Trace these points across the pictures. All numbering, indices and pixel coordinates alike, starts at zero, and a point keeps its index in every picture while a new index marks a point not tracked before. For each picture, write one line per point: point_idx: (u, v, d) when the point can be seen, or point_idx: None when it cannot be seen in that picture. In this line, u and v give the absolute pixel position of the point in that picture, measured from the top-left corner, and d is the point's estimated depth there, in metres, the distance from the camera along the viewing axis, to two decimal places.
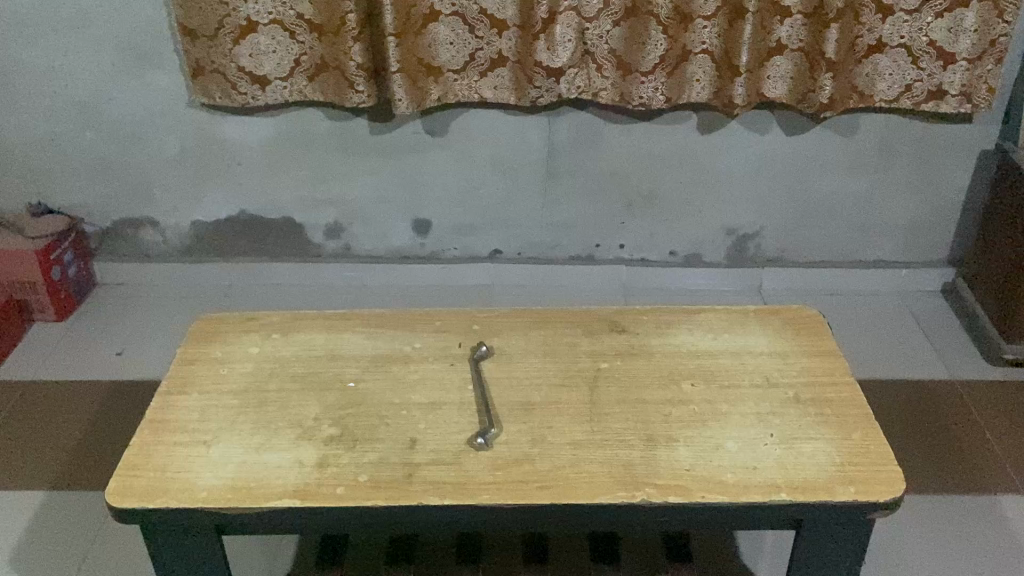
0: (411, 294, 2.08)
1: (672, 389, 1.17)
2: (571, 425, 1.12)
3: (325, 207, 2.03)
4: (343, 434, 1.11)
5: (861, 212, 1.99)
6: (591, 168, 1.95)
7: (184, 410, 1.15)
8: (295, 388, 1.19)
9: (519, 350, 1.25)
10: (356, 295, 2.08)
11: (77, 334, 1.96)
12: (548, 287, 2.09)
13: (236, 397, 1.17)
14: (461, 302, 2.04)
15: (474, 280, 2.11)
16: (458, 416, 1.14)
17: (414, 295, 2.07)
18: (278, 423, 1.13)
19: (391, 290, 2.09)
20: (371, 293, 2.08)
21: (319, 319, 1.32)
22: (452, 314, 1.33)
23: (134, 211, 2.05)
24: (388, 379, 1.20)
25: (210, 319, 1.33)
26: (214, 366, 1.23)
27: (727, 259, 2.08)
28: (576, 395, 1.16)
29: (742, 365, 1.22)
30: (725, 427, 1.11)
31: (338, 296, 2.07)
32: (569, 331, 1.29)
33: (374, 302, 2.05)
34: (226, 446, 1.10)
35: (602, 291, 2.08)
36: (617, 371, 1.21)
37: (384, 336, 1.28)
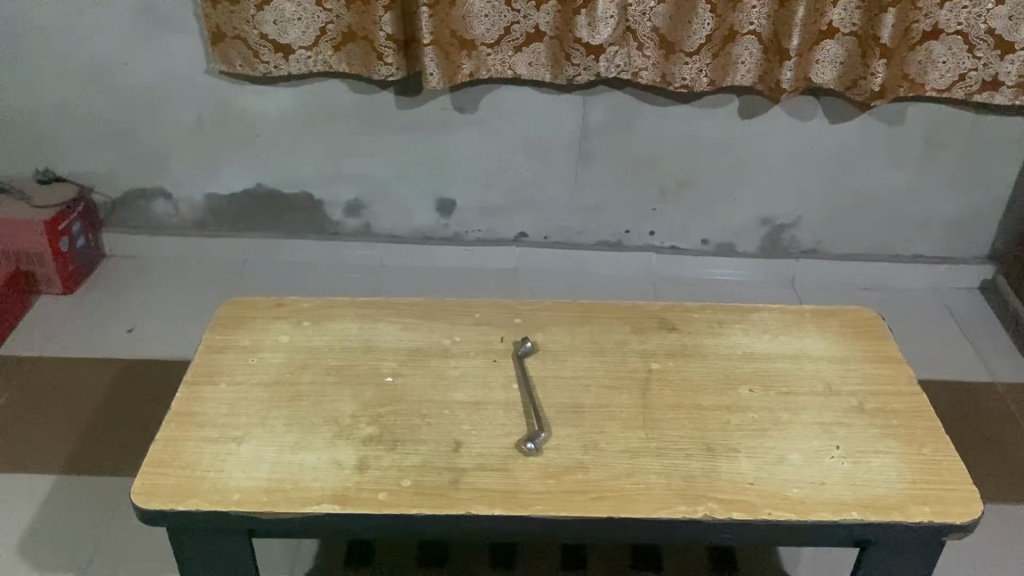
0: (434, 276, 2.01)
1: (730, 395, 1.11)
2: (624, 430, 1.05)
3: (345, 183, 1.96)
4: (383, 434, 1.04)
5: (902, 205, 1.93)
6: (625, 152, 1.88)
7: (212, 402, 1.09)
8: (329, 382, 1.12)
9: (565, 346, 1.18)
10: (376, 275, 2.00)
11: (87, 309, 1.89)
12: (574, 274, 2.02)
13: (267, 390, 1.11)
14: (486, 287, 1.97)
15: (498, 265, 2.04)
16: (504, 418, 1.07)
17: (437, 278, 2.00)
18: (313, 420, 1.06)
19: (412, 272, 2.02)
20: (392, 274, 2.01)
21: (353, 307, 1.25)
22: (491, 304, 1.26)
23: (146, 182, 1.97)
24: (428, 374, 1.13)
25: (237, 304, 1.26)
26: (241, 356, 1.16)
27: (760, 250, 2.01)
28: (628, 398, 1.10)
29: (801, 370, 1.15)
30: (788, 438, 1.05)
31: (358, 277, 2.00)
32: (616, 327, 1.22)
33: (395, 284, 1.98)
34: (258, 444, 1.03)
35: (631, 279, 2.01)
36: (670, 373, 1.14)
37: (421, 327, 1.21)
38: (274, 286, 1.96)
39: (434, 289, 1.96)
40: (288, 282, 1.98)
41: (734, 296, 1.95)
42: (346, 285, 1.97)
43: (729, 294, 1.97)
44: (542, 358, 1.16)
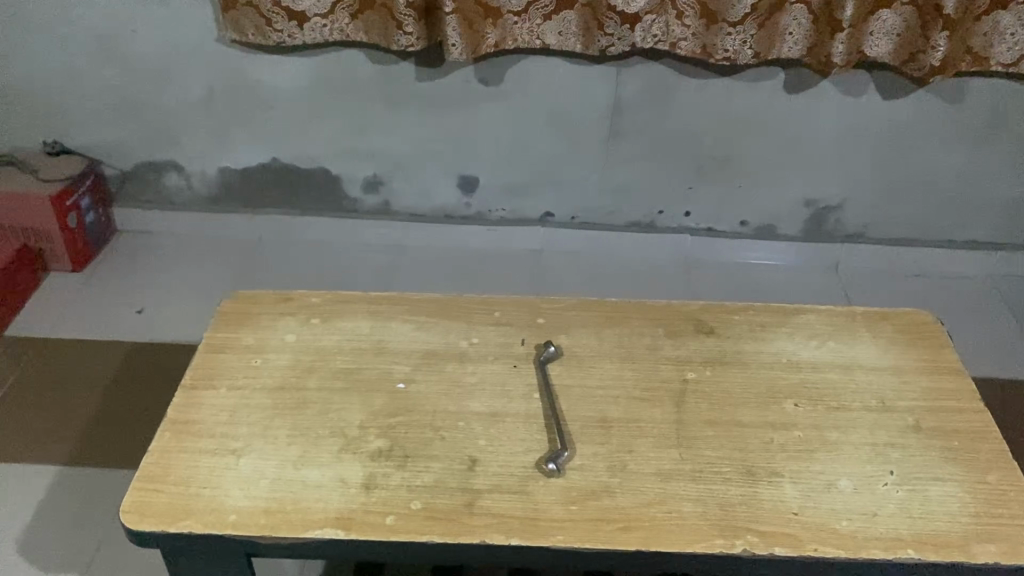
0: (455, 257, 1.92)
1: (773, 411, 1.01)
2: (654, 449, 0.96)
3: (364, 159, 1.86)
4: (392, 449, 0.96)
5: (956, 188, 1.80)
6: (659, 128, 1.76)
7: (211, 409, 1.01)
8: (337, 387, 1.04)
9: (593, 352, 1.09)
10: (394, 256, 1.92)
11: (97, 288, 1.83)
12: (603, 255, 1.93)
13: (270, 396, 1.03)
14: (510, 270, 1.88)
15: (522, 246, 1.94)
16: (524, 432, 0.98)
17: (459, 260, 1.91)
18: (317, 431, 0.98)
19: (433, 252, 1.94)
20: (411, 255, 1.93)
21: (365, 303, 1.17)
22: (513, 301, 1.17)
23: (158, 155, 1.89)
24: (444, 381, 1.05)
25: (242, 297, 1.18)
26: (244, 356, 1.08)
27: (802, 233, 1.90)
28: (661, 413, 1.01)
29: (851, 382, 1.05)
30: (837, 461, 0.95)
31: (377, 257, 1.92)
32: (648, 330, 1.12)
33: (415, 265, 1.89)
34: (258, 458, 0.95)
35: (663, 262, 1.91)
36: (707, 384, 1.05)
37: (437, 327, 1.13)
38: (290, 267, 1.89)
39: (456, 272, 1.88)
40: (304, 262, 1.90)
41: (772, 284, 1.85)
42: (364, 264, 1.90)
43: (766, 280, 1.86)
44: (566, 364, 1.07)
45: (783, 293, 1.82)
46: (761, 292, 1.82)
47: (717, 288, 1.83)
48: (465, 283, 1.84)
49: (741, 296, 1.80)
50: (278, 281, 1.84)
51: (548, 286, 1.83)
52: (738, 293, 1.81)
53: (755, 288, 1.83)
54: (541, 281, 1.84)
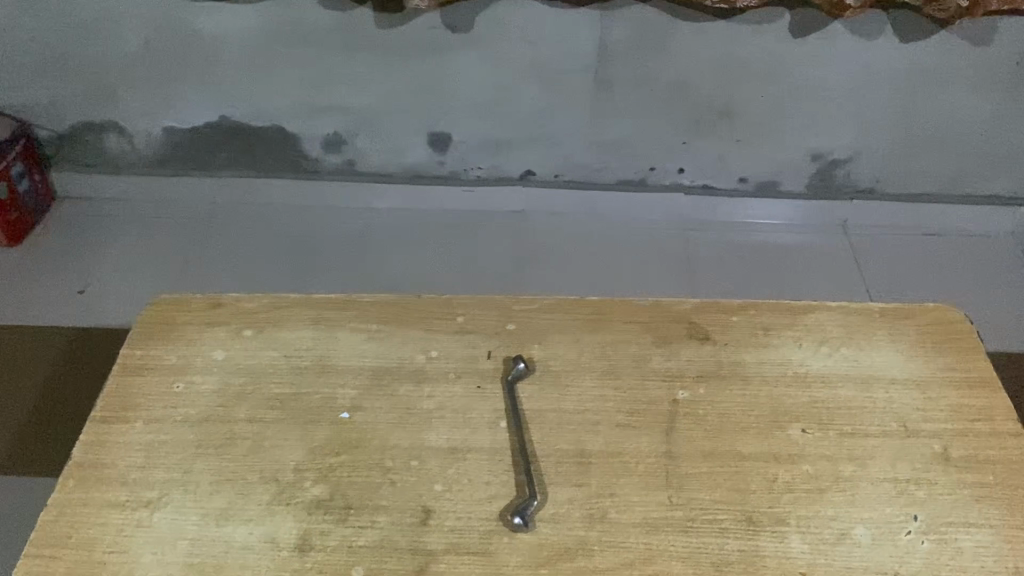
0: (428, 229, 1.75)
1: (779, 440, 0.87)
2: (639, 493, 0.82)
3: (323, 115, 1.68)
4: (333, 498, 0.82)
5: (978, 139, 1.63)
6: (651, 77, 1.57)
7: (125, 448, 0.87)
8: (271, 418, 0.89)
9: (569, 365, 0.94)
10: (360, 229, 1.75)
11: (35, 266, 1.66)
12: (589, 219, 1.77)
13: (193, 430, 0.88)
14: (488, 245, 1.71)
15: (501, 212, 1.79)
16: (488, 473, 0.84)
17: (432, 232, 1.74)
18: (246, 476, 0.84)
19: (404, 223, 1.77)
20: (379, 226, 1.76)
21: (307, 308, 1.01)
22: (478, 302, 1.01)
23: (95, 115, 1.70)
24: (395, 408, 0.90)
25: (166, 304, 1.02)
26: (166, 380, 0.93)
27: (807, 189, 1.73)
28: (648, 444, 0.87)
29: (869, 401, 0.90)
30: (852, 504, 0.81)
31: (341, 235, 1.74)
32: (633, 337, 0.97)
33: (384, 239, 1.73)
34: (176, 512, 0.81)
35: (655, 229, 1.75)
36: (702, 406, 0.90)
37: (389, 337, 0.97)
38: (245, 244, 1.71)
39: (428, 250, 1.70)
40: (261, 239, 1.73)
41: (778, 260, 1.68)
42: (326, 249, 1.70)
43: (768, 251, 1.70)
44: (538, 382, 0.92)
45: (794, 281, 1.63)
46: (768, 280, 1.63)
47: (720, 273, 1.65)
48: (438, 270, 1.66)
49: (745, 290, 1.61)
50: (230, 270, 1.66)
51: (530, 277, 1.64)
52: (744, 288, 1.62)
53: (760, 270, 1.65)
54: (524, 273, 1.65)
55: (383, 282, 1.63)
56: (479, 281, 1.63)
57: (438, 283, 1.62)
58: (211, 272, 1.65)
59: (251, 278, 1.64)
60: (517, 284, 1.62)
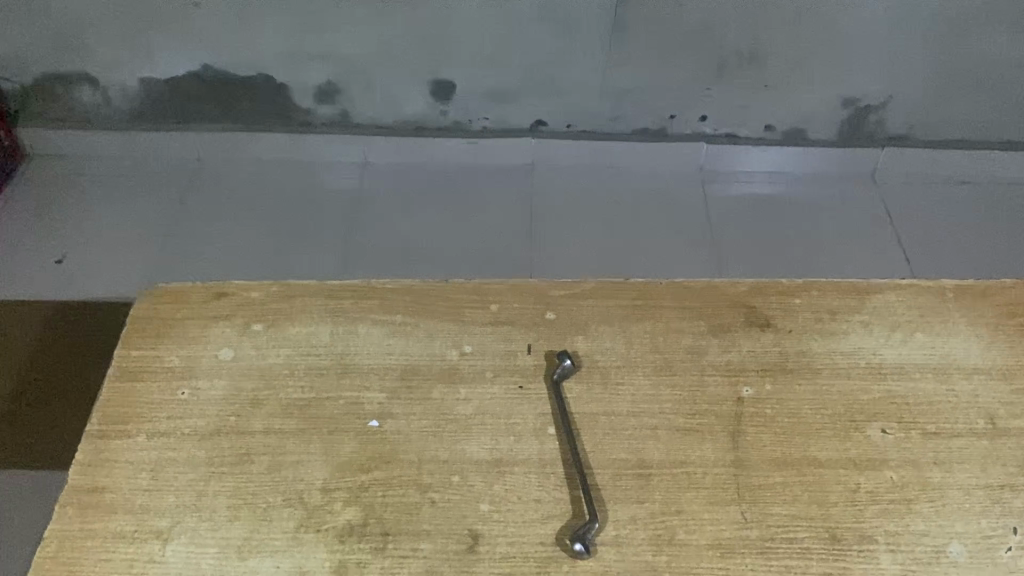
0: (430, 200, 1.62)
1: (856, 443, 0.79)
2: (709, 509, 0.74)
3: (315, 64, 1.54)
4: (367, 523, 0.73)
5: (1018, 83, 1.54)
6: (674, 19, 1.45)
7: (128, 468, 0.77)
8: (291, 430, 0.80)
9: (618, 360, 0.85)
10: (357, 201, 1.62)
11: (7, 233, 1.53)
12: (604, 182, 1.66)
13: (202, 445, 0.79)
14: (497, 218, 1.59)
15: (509, 179, 1.66)
16: (539, 490, 0.76)
17: (436, 206, 1.61)
18: (268, 499, 0.75)
19: (405, 193, 1.63)
20: (378, 195, 1.63)
21: (321, 297, 0.91)
22: (511, 287, 0.91)
23: (63, 65, 1.55)
24: (429, 414, 0.81)
25: (161, 294, 0.91)
26: (168, 385, 0.83)
27: (835, 136, 1.64)
28: (712, 450, 0.78)
29: (951, 395, 0.82)
30: (944, 517, 0.74)
31: (337, 210, 1.60)
32: (686, 326, 0.88)
33: (383, 215, 1.59)
34: (190, 544, 0.72)
35: (675, 193, 1.64)
36: (768, 405, 0.82)
37: (416, 332, 0.87)
38: (232, 220, 1.58)
39: (432, 229, 1.57)
40: (250, 209, 1.60)
41: (810, 233, 1.56)
42: (322, 229, 1.57)
43: (794, 207, 1.61)
44: (586, 380, 0.83)
45: (828, 257, 1.52)
46: (801, 258, 1.52)
47: (749, 250, 1.53)
48: (445, 252, 1.53)
49: (777, 270, 1.50)
50: (218, 250, 1.52)
51: (546, 258, 1.51)
52: (776, 267, 1.50)
53: (789, 243, 1.54)
54: (538, 255, 1.52)
55: (386, 267, 1.50)
56: (489, 262, 1.51)
57: (447, 268, 1.50)
58: (198, 251, 1.52)
59: (241, 264, 1.50)
60: (531, 269, 1.50)
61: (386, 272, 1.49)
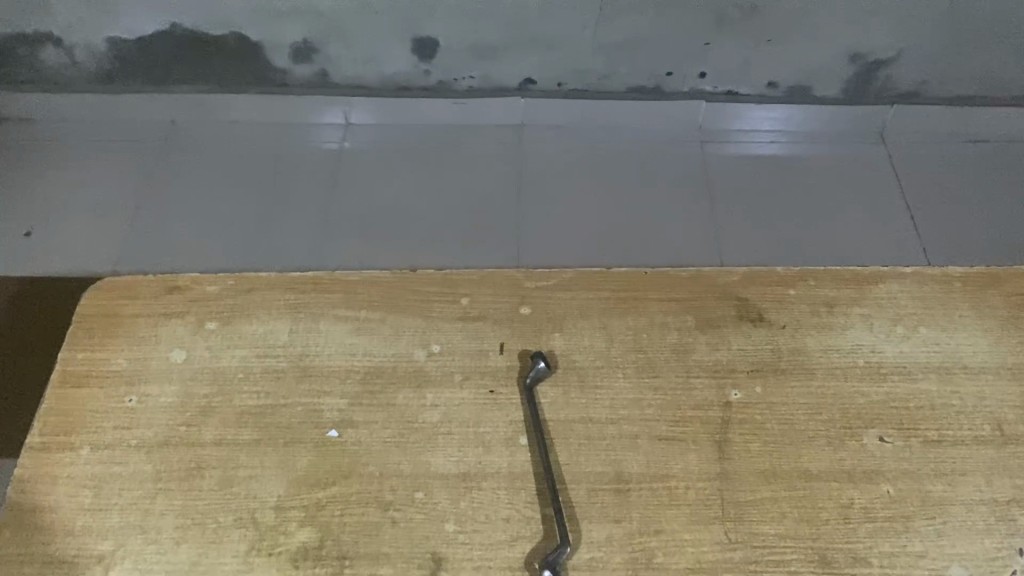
0: (415, 171, 1.53)
1: (852, 453, 0.73)
2: (691, 528, 0.69)
3: (289, 21, 1.45)
4: (323, 546, 0.68)
5: None
6: None
7: (69, 484, 0.72)
8: (244, 441, 0.74)
9: (598, 361, 0.79)
10: (338, 173, 1.53)
11: None
12: (599, 148, 1.57)
13: (149, 459, 0.73)
14: (484, 182, 1.52)
15: (498, 147, 1.57)
16: (509, 508, 0.70)
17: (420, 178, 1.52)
18: (218, 519, 0.70)
19: (389, 163, 1.55)
20: (359, 165, 1.54)
21: (279, 291, 0.84)
22: (484, 277, 0.85)
23: (23, 24, 1.46)
24: (393, 423, 0.75)
25: (110, 289, 0.85)
26: (114, 392, 0.77)
27: (842, 92, 1.55)
28: (697, 462, 0.73)
29: (956, 398, 0.76)
30: (944, 537, 0.68)
31: (316, 185, 1.51)
32: (672, 321, 0.81)
33: (365, 189, 1.51)
34: (133, 571, 0.67)
35: (670, 154, 1.56)
36: (758, 410, 0.76)
37: (381, 329, 0.81)
38: (204, 194, 1.49)
39: (418, 204, 1.48)
40: (224, 182, 1.51)
41: (817, 208, 1.47)
42: (301, 205, 1.48)
43: (794, 168, 1.54)
44: (562, 383, 0.77)
45: (836, 234, 1.44)
46: (808, 235, 1.43)
47: (752, 228, 1.44)
48: (431, 229, 1.45)
49: (783, 251, 1.41)
50: (191, 225, 1.45)
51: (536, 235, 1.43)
52: (782, 246, 1.42)
53: (790, 207, 1.47)
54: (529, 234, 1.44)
55: (367, 248, 1.42)
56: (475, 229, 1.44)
57: (433, 247, 1.41)
58: (170, 228, 1.45)
59: (213, 244, 1.42)
60: (521, 251, 1.41)
61: (367, 255, 1.41)
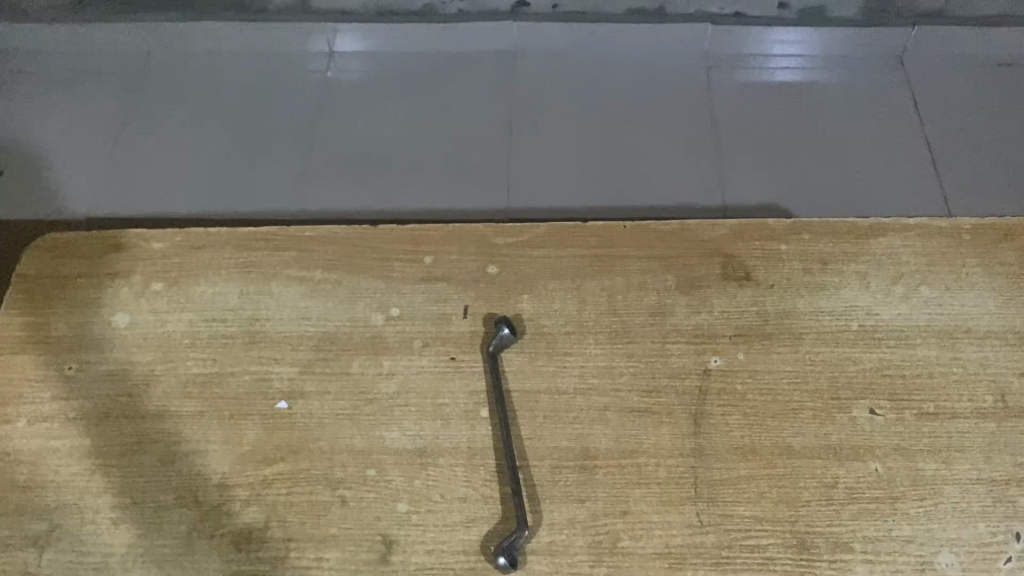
0: (400, 104, 1.44)
1: (838, 427, 0.67)
2: (660, 510, 0.64)
3: None
4: (268, 527, 0.65)
5: None
6: None
7: (4, 460, 0.68)
8: (188, 414, 0.70)
9: (568, 325, 0.73)
10: (320, 108, 1.44)
11: None
12: (596, 76, 1.47)
13: (87, 433, 0.69)
14: (472, 113, 1.43)
15: (491, 78, 1.47)
16: (466, 488, 0.66)
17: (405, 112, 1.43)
18: (159, 499, 0.66)
19: (373, 96, 1.45)
20: (343, 97, 1.45)
21: (230, 249, 0.79)
22: (449, 233, 0.79)
23: None
24: (345, 394, 0.70)
25: (53, 246, 0.80)
26: (54, 360, 0.73)
27: (857, 12, 1.47)
28: (670, 437, 0.67)
29: (956, 365, 0.70)
30: (935, 520, 0.63)
31: (295, 120, 1.42)
32: (651, 280, 0.75)
33: (346, 125, 1.42)
34: (69, 553, 0.64)
35: (673, 81, 1.46)
36: (739, 379, 0.70)
37: (337, 291, 0.76)
38: (181, 130, 1.41)
39: (402, 139, 1.39)
40: (203, 114, 1.44)
41: (830, 143, 1.37)
42: (278, 141, 1.40)
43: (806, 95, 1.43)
44: (528, 350, 0.71)
45: (851, 172, 1.33)
46: (818, 173, 1.33)
47: (759, 167, 1.35)
48: (417, 167, 1.36)
49: (790, 192, 1.32)
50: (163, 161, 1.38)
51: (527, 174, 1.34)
52: (789, 185, 1.32)
53: (799, 138, 1.37)
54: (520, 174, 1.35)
55: (346, 184, 1.34)
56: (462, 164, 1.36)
57: (418, 188, 1.33)
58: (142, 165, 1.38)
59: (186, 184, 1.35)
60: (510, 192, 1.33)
61: (347, 192, 1.33)
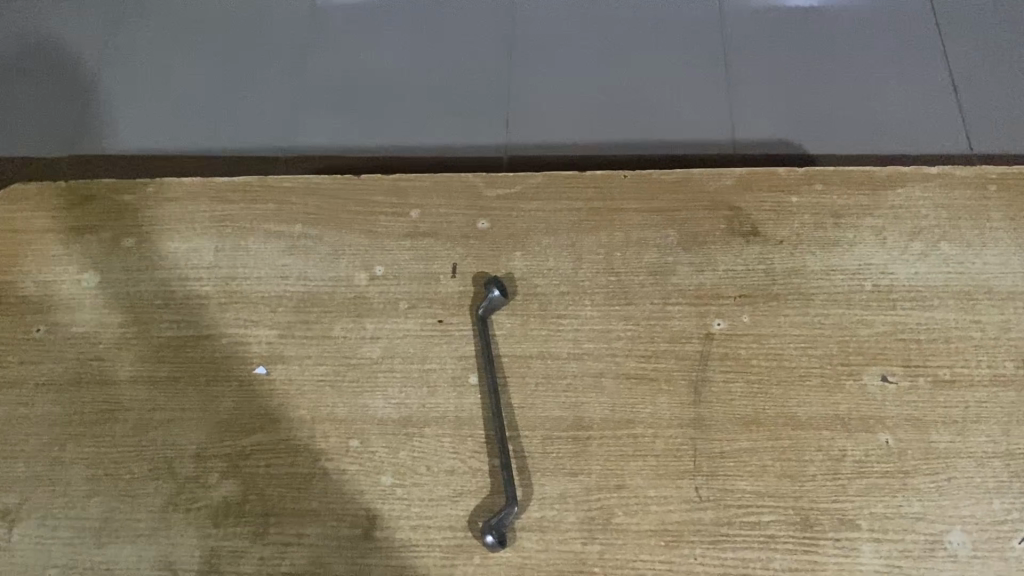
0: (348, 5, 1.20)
1: (847, 395, 0.64)
2: (656, 484, 0.61)
3: None
4: (246, 501, 0.62)
5: None
6: None
7: None
8: (162, 379, 0.67)
9: (562, 286, 0.68)
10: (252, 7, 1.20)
11: None
12: None
13: (58, 400, 0.66)
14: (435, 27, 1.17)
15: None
16: (453, 460, 0.63)
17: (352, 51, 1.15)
18: (133, 469, 0.63)
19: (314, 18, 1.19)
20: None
21: (205, 202, 0.74)
22: (437, 183, 0.73)
23: None
24: (326, 359, 0.67)
25: (18, 196, 0.75)
26: (22, 321, 0.70)
27: None
28: (668, 406, 0.64)
29: (976, 329, 0.66)
30: (947, 496, 0.60)
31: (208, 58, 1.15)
32: (652, 236, 0.70)
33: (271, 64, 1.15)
34: (41, 526, 0.62)
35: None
36: (743, 342, 0.66)
37: (317, 248, 0.71)
38: None
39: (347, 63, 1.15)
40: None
41: (877, 73, 1.11)
42: (189, 74, 1.14)
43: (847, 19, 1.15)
44: (520, 313, 0.67)
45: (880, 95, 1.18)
46: (859, 108, 1.08)
47: (776, 99, 1.10)
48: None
49: (817, 119, 1.08)
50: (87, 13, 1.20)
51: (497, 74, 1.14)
52: (818, 108, 1.09)
53: (834, 78, 1.11)
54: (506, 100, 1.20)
55: (273, 97, 1.12)
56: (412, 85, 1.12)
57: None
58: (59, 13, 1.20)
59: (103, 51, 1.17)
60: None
61: (272, 105, 1.12)
